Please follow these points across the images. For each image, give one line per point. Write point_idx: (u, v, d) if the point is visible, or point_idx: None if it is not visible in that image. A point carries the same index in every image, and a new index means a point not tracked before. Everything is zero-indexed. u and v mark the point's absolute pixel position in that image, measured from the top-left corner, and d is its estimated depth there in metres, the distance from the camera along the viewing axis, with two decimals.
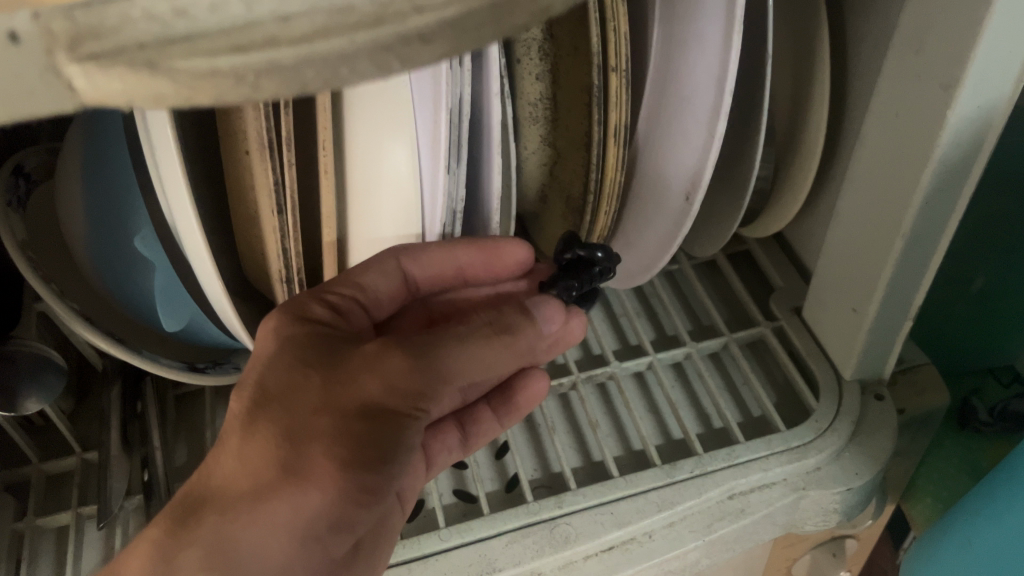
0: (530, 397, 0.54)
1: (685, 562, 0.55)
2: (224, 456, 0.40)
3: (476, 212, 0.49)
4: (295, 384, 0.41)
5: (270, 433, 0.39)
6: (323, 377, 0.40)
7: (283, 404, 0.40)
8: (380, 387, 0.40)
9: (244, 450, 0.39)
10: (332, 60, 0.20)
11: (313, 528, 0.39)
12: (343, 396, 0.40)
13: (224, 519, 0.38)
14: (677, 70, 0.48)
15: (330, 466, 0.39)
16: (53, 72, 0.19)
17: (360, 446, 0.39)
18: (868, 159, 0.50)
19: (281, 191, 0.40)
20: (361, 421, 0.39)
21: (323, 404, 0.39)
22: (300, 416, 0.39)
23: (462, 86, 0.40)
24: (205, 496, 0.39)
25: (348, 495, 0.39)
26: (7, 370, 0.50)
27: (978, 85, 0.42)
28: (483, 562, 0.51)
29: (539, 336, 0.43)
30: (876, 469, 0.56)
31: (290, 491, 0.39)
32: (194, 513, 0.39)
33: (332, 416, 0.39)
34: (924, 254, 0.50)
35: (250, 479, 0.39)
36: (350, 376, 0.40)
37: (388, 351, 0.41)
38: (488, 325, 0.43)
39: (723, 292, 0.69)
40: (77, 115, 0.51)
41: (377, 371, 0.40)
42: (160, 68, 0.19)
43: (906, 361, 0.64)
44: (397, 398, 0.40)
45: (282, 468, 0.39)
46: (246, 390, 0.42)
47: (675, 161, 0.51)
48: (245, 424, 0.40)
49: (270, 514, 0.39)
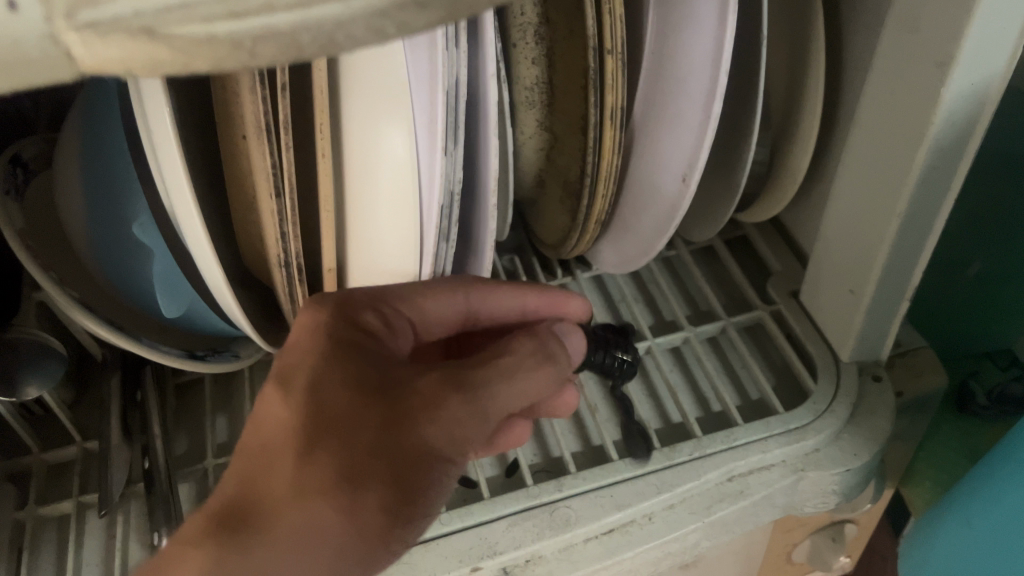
0: (509, 442, 0.52)
1: (685, 544, 0.55)
2: (275, 471, 0.38)
3: (472, 198, 0.49)
4: (357, 404, 0.39)
5: (331, 462, 0.38)
6: (383, 397, 0.39)
7: (345, 431, 0.38)
8: (440, 433, 0.39)
9: (308, 467, 0.37)
10: (329, 26, 0.20)
11: (343, 560, 0.37)
12: (412, 430, 0.39)
13: (269, 539, 0.36)
14: (672, 52, 0.48)
15: (379, 493, 0.38)
16: (51, 39, 0.19)
17: (410, 487, 0.38)
18: (864, 140, 0.50)
19: (279, 174, 0.40)
20: (416, 458, 0.39)
21: (386, 427, 0.38)
22: (359, 439, 0.38)
23: (459, 68, 0.41)
24: (258, 505, 0.37)
25: (383, 537, 0.38)
26: (7, 357, 0.51)
27: (972, 61, 0.42)
28: (484, 546, 0.51)
29: (570, 366, 0.45)
30: (873, 449, 0.56)
31: (341, 519, 0.37)
32: (238, 526, 0.37)
33: (392, 444, 0.38)
34: (920, 234, 0.51)
35: (304, 503, 0.37)
36: (422, 408, 0.39)
37: (448, 391, 0.40)
38: (534, 353, 0.43)
39: (720, 276, 0.70)
40: (78, 99, 0.52)
41: (440, 415, 0.39)
42: (158, 35, 0.19)
43: (903, 344, 0.64)
44: (451, 445, 0.39)
45: (341, 494, 0.37)
46: (295, 405, 0.40)
47: (671, 143, 0.51)
48: (301, 453, 0.38)
49: (316, 542, 0.37)
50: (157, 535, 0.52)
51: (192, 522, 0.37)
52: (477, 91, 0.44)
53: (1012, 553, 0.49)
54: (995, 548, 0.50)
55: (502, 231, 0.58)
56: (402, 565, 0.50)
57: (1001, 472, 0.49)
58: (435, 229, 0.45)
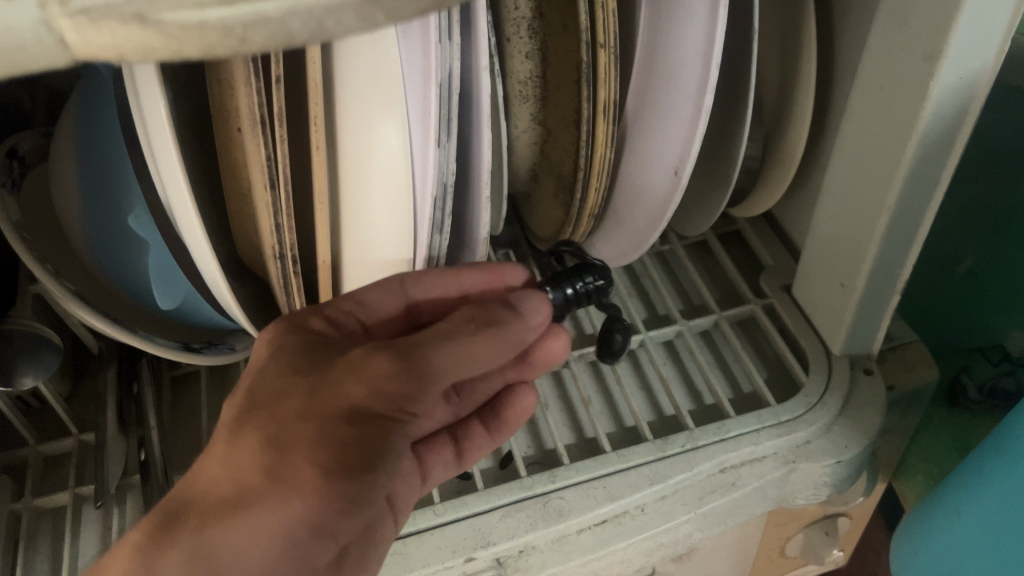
0: (520, 412, 0.53)
1: (678, 535, 0.55)
2: (210, 463, 0.41)
3: (466, 191, 0.50)
4: (284, 391, 0.42)
5: (256, 443, 0.40)
6: (309, 382, 0.42)
7: (270, 412, 0.42)
8: (364, 390, 0.41)
9: (232, 453, 0.40)
10: (318, 12, 0.21)
11: (293, 535, 0.39)
12: (331, 400, 0.41)
13: (205, 524, 0.38)
14: (664, 46, 0.49)
15: (312, 468, 0.39)
16: (45, 26, 0.20)
17: (346, 449, 0.40)
18: (854, 134, 0.50)
19: (273, 166, 0.40)
20: (345, 426, 0.40)
21: (309, 408, 0.41)
22: (283, 421, 0.41)
23: (452, 61, 0.41)
24: (196, 496, 0.40)
25: (331, 503, 0.39)
26: (3, 348, 0.51)
27: (960, 55, 0.42)
28: (478, 537, 0.51)
29: (526, 329, 0.45)
30: (864, 441, 0.57)
31: (272, 495, 0.39)
32: (174, 520, 0.39)
33: (315, 421, 0.40)
34: (910, 227, 0.51)
35: (233, 486, 0.39)
36: (339, 380, 0.42)
37: (376, 354, 0.42)
38: (473, 319, 0.44)
39: (713, 270, 0.70)
40: (75, 93, 0.52)
41: (365, 376, 0.41)
42: (149, 21, 0.20)
43: (894, 338, 0.65)
44: (383, 402, 0.41)
45: (267, 474, 0.39)
46: (238, 400, 0.44)
47: (663, 137, 0.51)
48: (230, 436, 0.41)
49: (252, 521, 0.38)
50: None
51: (147, 519, 0.40)
52: (470, 84, 0.44)
53: (1004, 541, 0.50)
54: (989, 540, 0.51)
55: (497, 225, 0.59)
56: (397, 556, 0.50)
57: (993, 468, 0.49)
58: (429, 221, 0.46)
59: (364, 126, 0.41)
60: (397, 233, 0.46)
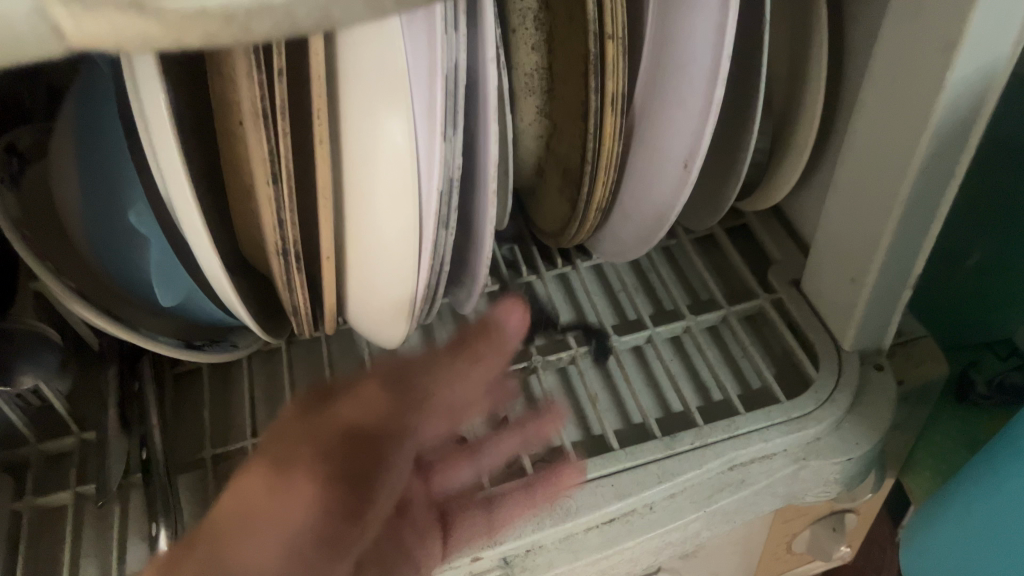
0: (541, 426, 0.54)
1: (686, 533, 0.55)
2: (217, 509, 0.45)
3: (471, 185, 0.49)
4: (292, 425, 0.49)
5: (265, 462, 0.47)
6: (313, 413, 0.49)
7: (275, 443, 0.48)
8: (362, 410, 0.49)
9: (241, 484, 0.46)
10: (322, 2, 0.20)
11: (295, 554, 0.43)
12: (325, 427, 0.48)
13: (220, 546, 0.44)
14: (673, 38, 0.48)
15: (309, 479, 0.45)
16: (40, 15, 0.19)
17: (343, 460, 0.47)
18: (865, 126, 0.50)
19: (276, 160, 0.40)
20: (337, 449, 0.47)
21: (310, 437, 0.48)
22: (281, 454, 0.47)
23: (458, 53, 0.41)
24: (200, 537, 0.44)
25: (331, 508, 0.45)
26: (6, 345, 0.51)
27: (977, 45, 0.41)
28: (484, 536, 0.51)
29: (507, 343, 0.55)
30: (874, 438, 0.56)
31: (279, 499, 0.45)
32: (180, 556, 0.44)
33: (313, 444, 0.47)
34: (923, 220, 0.50)
35: (238, 504, 0.45)
36: (337, 408, 0.49)
37: (369, 380, 0.51)
38: (468, 334, 0.55)
39: (721, 265, 0.69)
40: (74, 86, 0.51)
41: (356, 396, 0.50)
42: (147, 9, 0.19)
43: (904, 333, 0.64)
44: (373, 416, 0.49)
45: (270, 486, 0.45)
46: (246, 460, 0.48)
47: (673, 129, 0.50)
48: (233, 487, 0.46)
49: (261, 530, 0.44)
50: (155, 526, 0.52)
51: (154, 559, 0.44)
52: (475, 76, 0.44)
53: (1010, 544, 0.49)
54: (997, 543, 0.50)
55: (502, 219, 0.58)
56: None
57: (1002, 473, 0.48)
58: (434, 216, 0.45)
59: (368, 119, 0.40)
60: (402, 232, 0.45)
